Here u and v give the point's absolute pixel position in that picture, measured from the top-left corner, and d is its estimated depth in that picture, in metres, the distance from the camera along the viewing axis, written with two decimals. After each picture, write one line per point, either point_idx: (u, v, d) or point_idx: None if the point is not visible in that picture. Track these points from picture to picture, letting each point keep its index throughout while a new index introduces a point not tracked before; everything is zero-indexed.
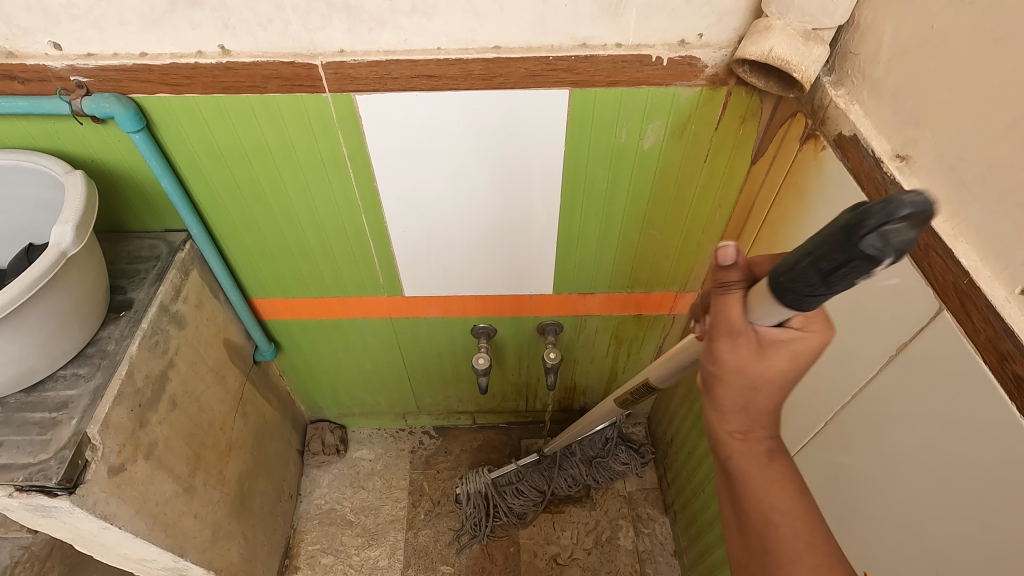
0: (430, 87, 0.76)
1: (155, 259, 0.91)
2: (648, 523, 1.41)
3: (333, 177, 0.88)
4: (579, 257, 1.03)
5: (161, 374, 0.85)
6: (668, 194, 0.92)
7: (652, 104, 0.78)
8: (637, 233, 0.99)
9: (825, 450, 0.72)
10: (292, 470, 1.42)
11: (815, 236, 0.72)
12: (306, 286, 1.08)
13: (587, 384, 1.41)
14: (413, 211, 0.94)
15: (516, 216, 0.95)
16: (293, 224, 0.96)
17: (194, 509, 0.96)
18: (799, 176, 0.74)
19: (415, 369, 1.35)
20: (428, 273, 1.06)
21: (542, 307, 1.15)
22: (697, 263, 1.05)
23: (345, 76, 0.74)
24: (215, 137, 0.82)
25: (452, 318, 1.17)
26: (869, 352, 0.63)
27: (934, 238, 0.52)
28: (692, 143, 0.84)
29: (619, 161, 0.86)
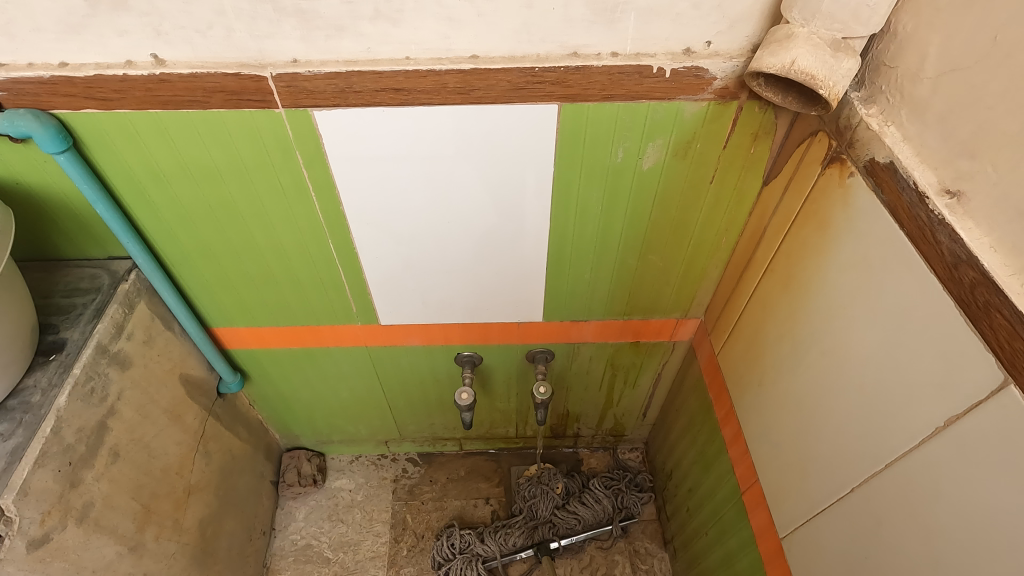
0: (398, 102, 0.67)
1: (94, 292, 0.81)
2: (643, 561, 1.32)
3: (294, 201, 0.78)
4: (571, 284, 0.94)
5: (98, 425, 0.75)
6: (670, 218, 0.82)
7: (653, 121, 0.69)
8: (635, 259, 0.89)
9: (849, 518, 0.63)
10: (265, 503, 1.33)
11: (839, 273, 0.62)
12: (272, 314, 0.98)
13: (581, 410, 1.32)
14: (386, 236, 0.84)
15: (502, 240, 0.86)
16: (252, 250, 0.86)
17: (144, 567, 0.86)
18: (821, 204, 0.65)
19: (396, 398, 1.25)
20: (406, 301, 0.96)
21: (532, 335, 1.06)
22: (701, 289, 0.96)
23: (299, 89, 0.65)
24: (156, 157, 0.72)
25: (434, 346, 1.08)
26: (906, 418, 0.54)
27: (997, 296, 0.43)
28: (698, 163, 0.74)
29: (615, 183, 0.77)
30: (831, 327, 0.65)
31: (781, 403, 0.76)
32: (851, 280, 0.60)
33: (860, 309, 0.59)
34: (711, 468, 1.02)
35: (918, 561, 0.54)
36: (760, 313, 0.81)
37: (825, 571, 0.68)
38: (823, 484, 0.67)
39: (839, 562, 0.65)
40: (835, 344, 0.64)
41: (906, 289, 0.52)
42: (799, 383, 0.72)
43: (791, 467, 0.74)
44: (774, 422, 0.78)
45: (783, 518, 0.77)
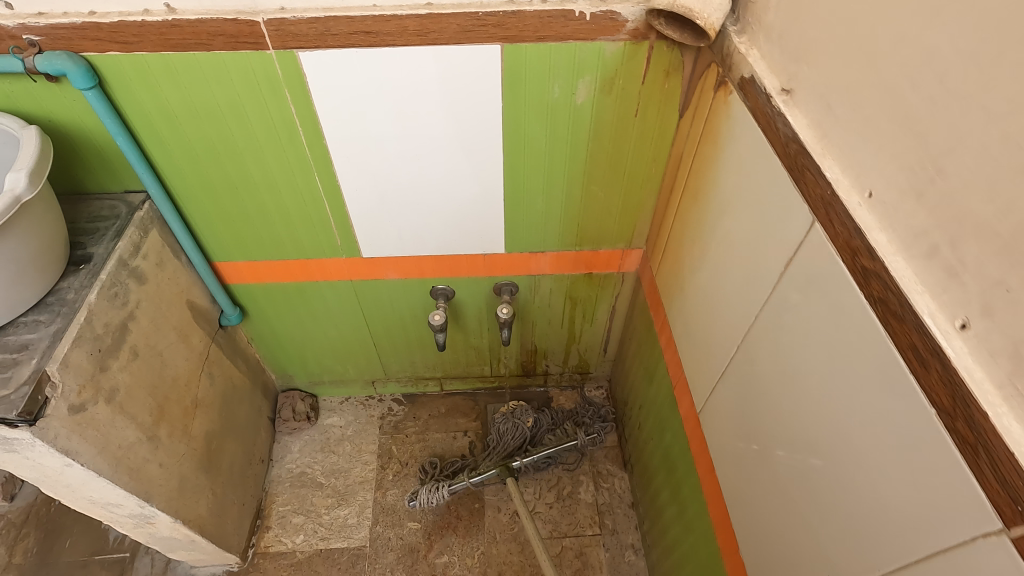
0: (369, 44, 0.81)
1: (114, 218, 0.95)
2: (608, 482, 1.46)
3: (284, 137, 0.92)
4: (527, 215, 1.08)
5: (120, 324, 0.90)
6: (605, 151, 0.97)
7: (580, 59, 0.83)
8: (580, 190, 1.04)
9: (736, 375, 0.78)
10: (263, 435, 1.47)
11: (727, 176, 0.77)
12: (266, 248, 1.12)
13: (547, 346, 1.47)
14: (365, 169, 0.98)
15: (465, 174, 1.00)
16: (249, 184, 0.99)
17: (159, 458, 1.00)
18: (714, 122, 0.79)
19: (380, 335, 1.39)
20: (384, 233, 1.10)
21: (497, 268, 1.20)
22: (639, 220, 1.10)
23: (286, 32, 0.79)
24: (167, 96, 0.85)
25: (411, 279, 1.22)
26: (766, 277, 0.68)
27: (807, 159, 0.57)
28: (622, 97, 0.89)
29: (555, 118, 0.91)
30: (723, 222, 0.79)
31: (696, 299, 0.90)
32: (733, 179, 0.75)
33: (739, 201, 0.74)
34: (653, 379, 1.17)
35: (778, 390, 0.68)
36: (682, 229, 0.95)
37: (725, 427, 0.82)
38: (721, 355, 0.82)
39: (731, 415, 0.80)
40: (726, 236, 0.79)
41: (763, 174, 0.67)
42: (706, 278, 0.86)
43: (703, 351, 0.89)
44: (691, 318, 0.93)
45: (700, 396, 0.91)
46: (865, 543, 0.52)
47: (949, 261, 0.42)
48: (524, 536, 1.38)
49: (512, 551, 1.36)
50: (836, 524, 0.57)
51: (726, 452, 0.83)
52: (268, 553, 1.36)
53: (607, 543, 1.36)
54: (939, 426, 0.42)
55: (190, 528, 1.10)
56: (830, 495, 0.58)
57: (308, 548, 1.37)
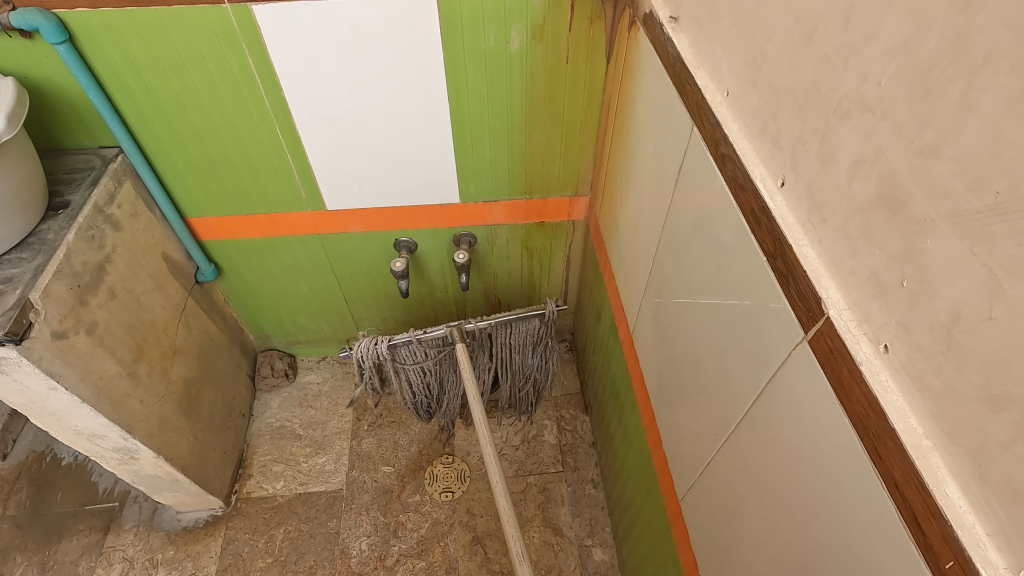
0: None
1: (89, 170, 1.03)
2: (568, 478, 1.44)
3: (243, 88, 1.00)
4: (476, 162, 1.17)
5: (98, 265, 0.97)
6: (542, 97, 1.05)
7: (510, 7, 0.92)
8: (523, 136, 1.12)
9: (654, 285, 0.86)
10: (243, 390, 1.55)
11: (640, 107, 0.86)
12: (235, 201, 1.20)
13: (510, 298, 1.55)
14: (322, 120, 1.06)
15: (416, 123, 1.08)
16: (214, 136, 1.07)
17: (140, 394, 1.08)
18: (630, 60, 0.88)
19: (350, 290, 1.47)
20: (345, 184, 1.18)
21: (454, 218, 1.29)
22: (582, 165, 1.19)
23: None
24: (133, 50, 0.93)
25: (374, 231, 1.30)
26: (668, 187, 0.77)
27: (686, 73, 0.66)
28: (552, 44, 0.97)
29: (493, 64, 0.99)
30: (640, 148, 0.88)
31: (625, 228, 0.99)
32: (644, 107, 0.84)
33: (648, 126, 0.83)
34: (602, 316, 1.26)
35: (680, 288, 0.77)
36: (614, 165, 1.04)
37: (649, 337, 0.91)
38: (643, 272, 0.91)
39: (653, 322, 0.89)
40: (641, 160, 0.87)
41: (661, 95, 0.76)
42: (630, 206, 0.95)
43: (632, 273, 0.98)
44: (623, 246, 1.02)
45: (632, 317, 1.00)
46: (738, 393, 0.62)
47: (773, 132, 0.51)
48: None
49: (479, 489, 1.45)
50: (720, 387, 0.66)
51: (651, 361, 0.92)
52: (249, 499, 1.44)
53: (568, 479, 1.46)
54: (768, 268, 0.51)
55: (172, 465, 1.18)
56: (716, 364, 0.67)
57: (288, 493, 1.45)
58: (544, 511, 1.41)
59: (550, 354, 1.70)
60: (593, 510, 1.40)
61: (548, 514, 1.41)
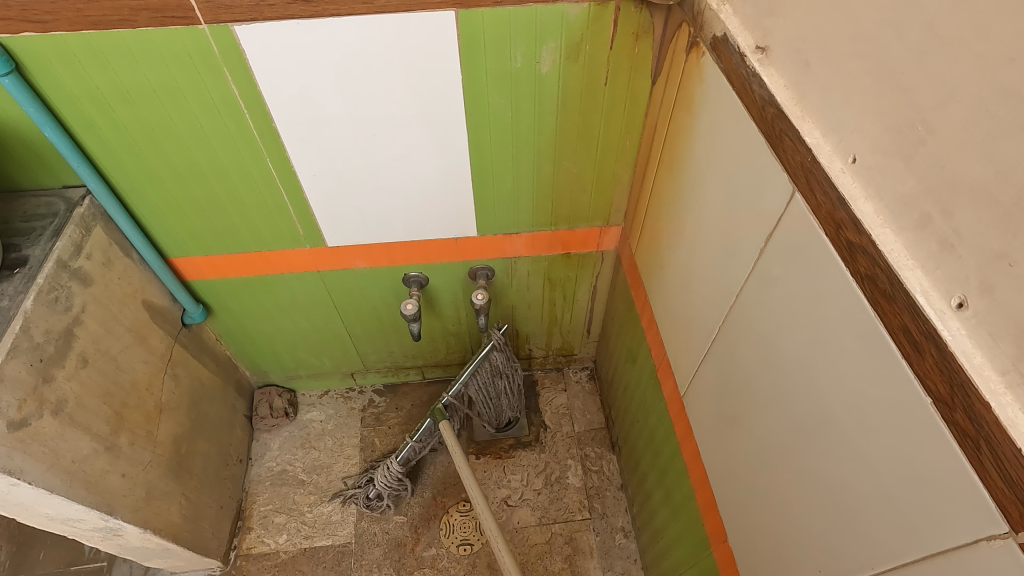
0: (310, 14, 0.74)
1: (52, 216, 0.88)
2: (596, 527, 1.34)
3: (227, 119, 0.86)
4: (497, 195, 1.03)
5: (65, 331, 0.84)
6: (574, 123, 0.91)
7: (541, 24, 0.77)
8: (551, 166, 0.98)
9: (719, 357, 0.74)
10: (239, 434, 1.42)
11: (701, 145, 0.72)
12: (223, 241, 1.06)
13: (529, 329, 1.42)
14: (320, 153, 0.92)
15: (428, 150, 0.94)
16: (196, 173, 0.93)
17: (121, 468, 0.95)
18: (688, 88, 0.74)
19: (354, 325, 1.34)
20: (347, 219, 1.04)
21: (470, 252, 1.15)
22: (616, 195, 1.05)
23: (217, 5, 0.72)
24: (95, 80, 0.78)
25: (381, 267, 1.16)
26: (744, 252, 0.63)
27: (785, 122, 0.52)
28: (590, 65, 0.83)
29: (519, 88, 0.85)
30: (699, 193, 0.74)
31: (674, 278, 0.86)
32: (707, 147, 0.70)
33: (714, 170, 0.69)
34: (637, 360, 1.12)
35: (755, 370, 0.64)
36: (658, 202, 0.90)
37: (707, 411, 0.79)
38: (702, 336, 0.78)
39: (715, 396, 0.76)
40: (701, 207, 0.74)
41: (737, 140, 0.62)
42: (683, 255, 0.82)
43: (684, 331, 0.84)
44: (670, 296, 0.88)
45: (682, 379, 0.87)
46: (859, 533, 0.49)
47: (943, 231, 0.37)
48: (512, 525, 1.36)
49: (500, 540, 1.34)
50: (828, 512, 0.54)
51: (708, 436, 0.80)
52: (250, 555, 1.32)
53: (596, 527, 1.34)
54: (936, 416, 0.39)
55: (162, 537, 1.06)
56: (822, 484, 0.54)
57: (292, 548, 1.33)
58: (572, 565, 1.30)
59: (571, 384, 1.57)
60: (625, 563, 1.29)
61: (575, 567, 1.30)
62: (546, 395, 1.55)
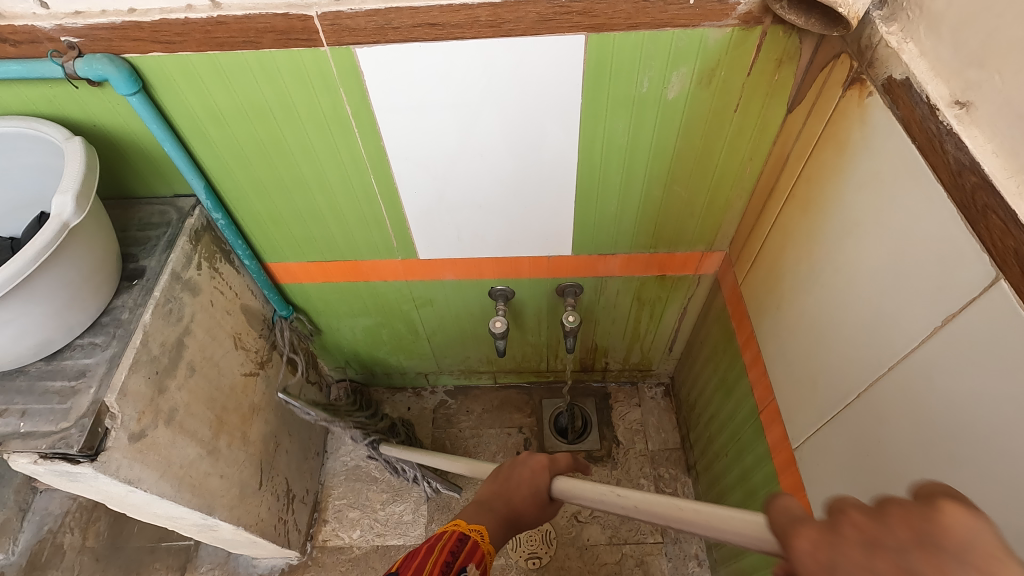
0: (433, 37, 0.70)
1: (165, 226, 0.90)
2: (670, 552, 1.32)
3: (337, 137, 0.84)
4: (598, 216, 0.98)
5: (176, 341, 0.86)
6: (694, 149, 0.86)
7: (677, 48, 0.71)
8: (660, 190, 0.93)
9: (853, 424, 0.68)
10: (318, 428, 1.46)
11: (853, 192, 0.65)
12: (319, 248, 1.07)
13: (609, 344, 1.39)
14: (424, 172, 0.90)
15: (533, 172, 0.90)
16: (301, 185, 0.93)
17: (220, 470, 0.98)
18: (840, 126, 0.66)
19: (434, 330, 1.34)
20: (442, 234, 1.03)
21: (561, 269, 1.12)
22: (725, 220, 0.99)
23: (342, 27, 0.69)
24: (214, 99, 0.78)
25: (468, 280, 1.15)
26: (908, 324, 0.58)
27: (993, 198, 0.45)
28: (721, 91, 0.77)
29: (640, 113, 0.80)
30: (846, 244, 0.68)
31: (796, 325, 0.80)
32: (863, 198, 0.63)
33: (871, 225, 0.62)
34: (733, 394, 1.06)
35: (911, 451, 0.59)
36: (780, 238, 0.84)
37: (829, 474, 0.73)
38: (831, 396, 0.72)
39: (844, 465, 0.70)
40: (847, 262, 0.68)
41: (911, 201, 0.55)
42: (813, 304, 0.76)
43: (804, 383, 0.79)
44: (789, 341, 0.83)
45: (796, 431, 0.81)
46: None
47: None
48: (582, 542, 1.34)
49: (569, 556, 1.33)
50: None
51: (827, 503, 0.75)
52: (326, 548, 1.36)
53: (669, 553, 1.31)
54: None
55: (252, 532, 1.10)
56: None
57: (365, 544, 1.37)
58: None
59: (646, 400, 1.53)
60: None
61: None
62: (619, 409, 1.52)
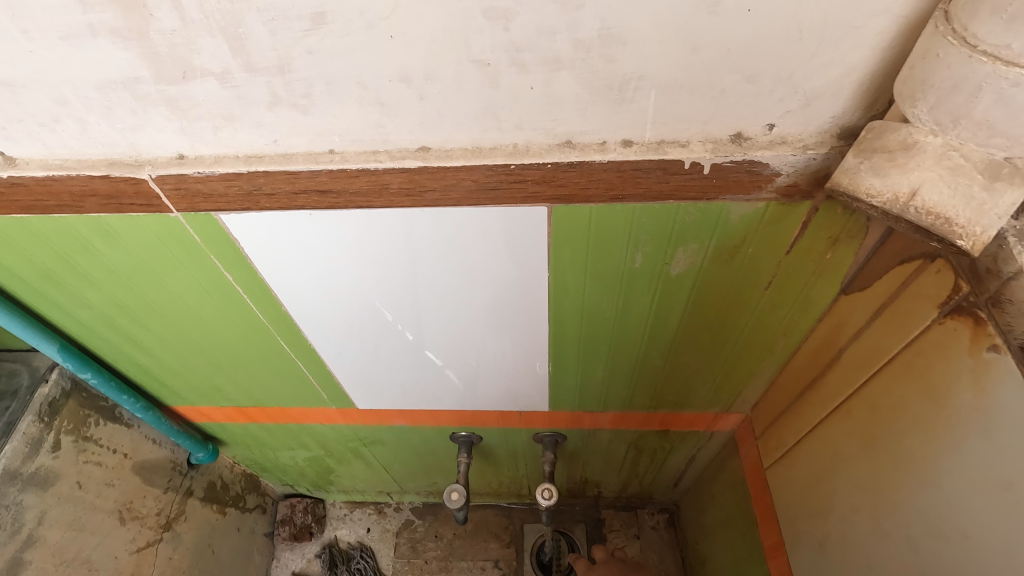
0: (327, 205, 0.49)
1: (8, 398, 0.71)
2: None
3: (222, 300, 0.63)
4: (580, 379, 0.76)
5: (9, 562, 0.67)
6: (706, 323, 0.63)
7: (683, 224, 0.49)
8: (660, 359, 0.70)
9: None
10: (257, 559, 1.25)
11: (961, 478, 0.42)
12: (233, 396, 0.85)
13: (601, 478, 1.16)
14: (347, 334, 0.69)
15: (490, 338, 0.68)
16: (192, 343, 0.72)
17: None
18: (937, 367, 0.44)
19: (390, 461, 1.12)
20: (383, 388, 0.81)
21: (536, 421, 0.89)
22: (746, 387, 0.76)
23: (193, 192, 0.48)
24: (46, 261, 0.58)
25: (423, 426, 0.93)
26: None
27: None
28: (747, 269, 0.54)
29: (632, 288, 0.58)
30: (941, 542, 0.45)
31: None
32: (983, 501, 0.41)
33: (995, 552, 0.40)
34: None
35: None
36: (826, 454, 0.60)
37: None
38: None
39: None
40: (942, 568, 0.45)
41: None
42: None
43: None
44: None
45: None
46: None
47: None
48: None
49: None
50: None
51: None
52: None
53: None
54: None
55: None
56: None
57: None
58: None
59: (645, 531, 1.29)
60: None
61: None
62: (613, 543, 1.28)
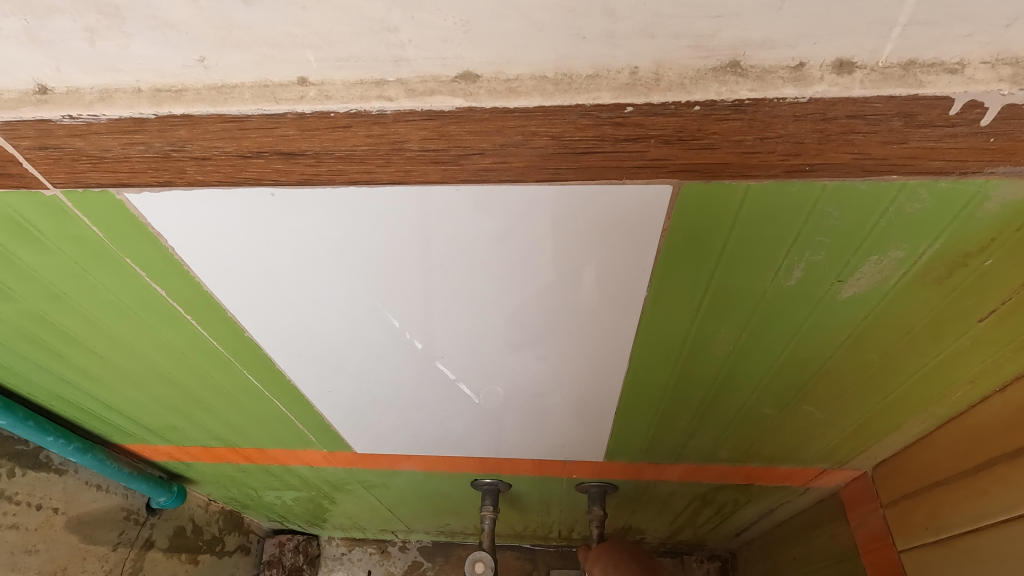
0: (299, 180, 0.29)
1: None
2: None
3: (152, 316, 0.45)
4: (655, 428, 0.57)
5: None
6: (861, 365, 0.43)
7: (897, 218, 0.29)
8: (776, 408, 0.51)
9: None
10: None
11: None
12: (199, 435, 0.66)
13: (648, 526, 0.96)
14: (340, 368, 0.49)
15: (537, 377, 0.49)
16: (133, 373, 0.53)
17: None
18: None
19: (396, 503, 0.93)
20: (388, 430, 0.62)
21: (582, 471, 0.70)
22: (882, 442, 0.56)
23: (72, 155, 0.28)
24: None
25: (438, 472, 0.74)
26: None
27: None
28: (968, 290, 0.34)
29: (771, 315, 0.38)
30: None
31: None
32: None
33: None
34: None
35: None
36: None
37: None
38: None
39: None
40: None
41: None
42: None
43: None
44: None
45: None
46: None
47: None
48: None
49: None
50: None
51: None
52: None
53: None
54: None
55: None
56: None
57: None
58: None
59: None
60: None
61: None
62: None
